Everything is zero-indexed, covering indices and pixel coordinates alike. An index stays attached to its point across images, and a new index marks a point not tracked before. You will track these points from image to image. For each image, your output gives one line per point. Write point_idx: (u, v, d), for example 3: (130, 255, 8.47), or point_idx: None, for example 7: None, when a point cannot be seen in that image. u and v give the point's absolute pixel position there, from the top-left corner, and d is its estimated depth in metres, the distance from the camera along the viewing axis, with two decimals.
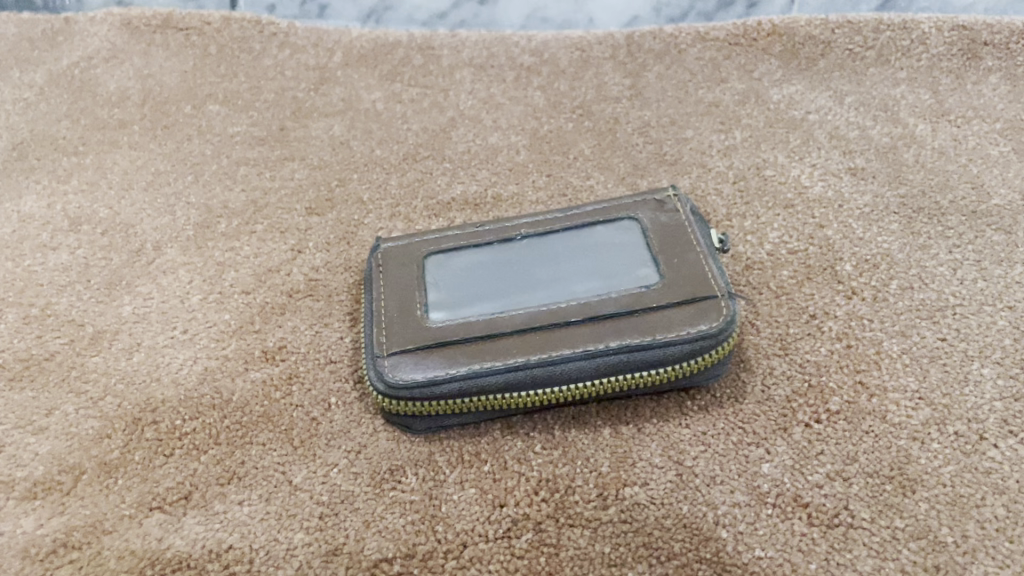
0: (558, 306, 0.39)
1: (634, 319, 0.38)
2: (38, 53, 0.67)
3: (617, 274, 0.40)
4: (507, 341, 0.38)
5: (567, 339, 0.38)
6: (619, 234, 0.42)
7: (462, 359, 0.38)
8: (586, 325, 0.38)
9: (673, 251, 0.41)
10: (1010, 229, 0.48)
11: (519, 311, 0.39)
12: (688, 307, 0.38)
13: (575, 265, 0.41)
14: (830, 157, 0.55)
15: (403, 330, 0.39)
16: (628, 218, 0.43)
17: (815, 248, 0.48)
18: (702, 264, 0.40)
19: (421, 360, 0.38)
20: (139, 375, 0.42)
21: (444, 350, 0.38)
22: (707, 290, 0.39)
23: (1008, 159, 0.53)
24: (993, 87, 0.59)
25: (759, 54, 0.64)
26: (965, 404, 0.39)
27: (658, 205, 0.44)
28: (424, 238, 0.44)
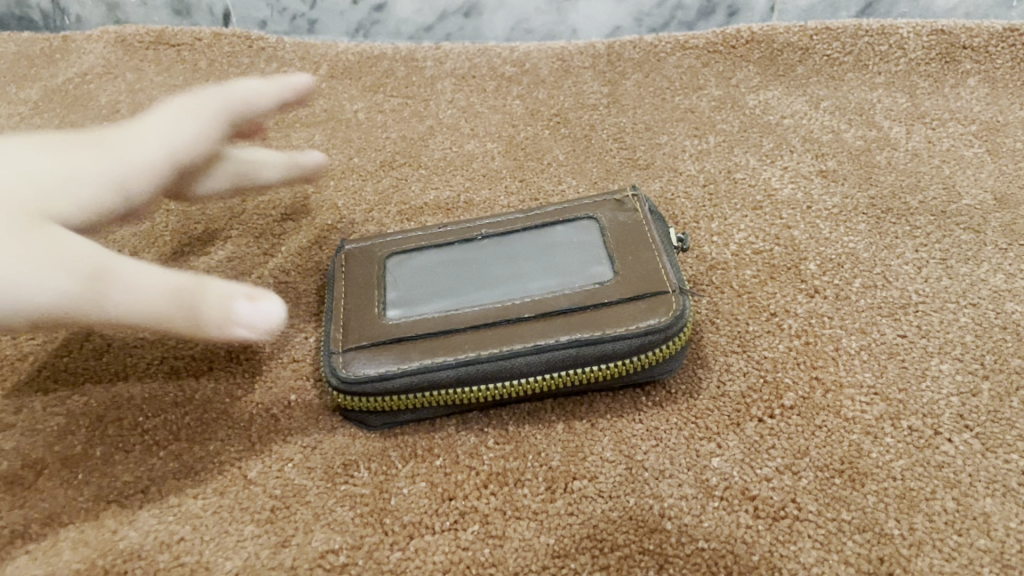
0: (511, 302, 0.40)
1: (586, 314, 0.39)
2: (36, 70, 0.70)
3: (572, 272, 0.40)
4: (459, 336, 0.39)
5: (518, 334, 0.38)
6: (575, 233, 0.43)
7: (414, 355, 0.38)
8: (538, 321, 0.39)
9: (629, 248, 0.41)
10: (979, 228, 0.48)
11: (472, 308, 0.40)
12: (638, 302, 0.39)
13: (532, 263, 0.42)
14: (802, 161, 0.55)
15: (358, 327, 0.40)
16: (587, 218, 0.43)
17: (781, 248, 0.48)
18: (656, 261, 0.40)
19: (375, 356, 0.39)
20: (106, 375, 0.43)
21: (398, 346, 0.39)
22: (659, 286, 0.39)
23: (982, 160, 0.53)
24: (971, 90, 0.59)
25: (738, 61, 0.65)
26: (921, 399, 0.39)
27: (616, 205, 0.44)
28: (386, 241, 0.45)
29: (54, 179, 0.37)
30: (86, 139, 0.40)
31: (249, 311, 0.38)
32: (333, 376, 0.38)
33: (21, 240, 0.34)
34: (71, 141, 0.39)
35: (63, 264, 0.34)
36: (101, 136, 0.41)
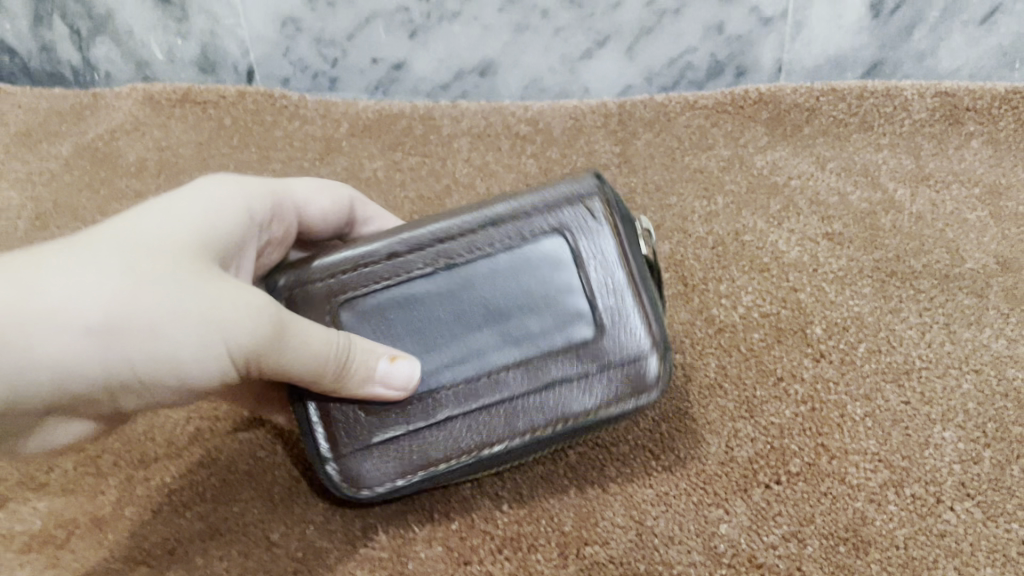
0: (497, 379, 0.38)
1: (575, 384, 0.38)
2: (66, 127, 0.73)
3: (551, 326, 0.39)
4: (453, 428, 0.38)
5: (514, 418, 0.38)
6: (541, 252, 0.39)
7: (415, 461, 0.38)
8: (530, 402, 0.38)
9: (607, 287, 0.39)
10: (981, 293, 0.50)
11: (459, 389, 0.38)
12: (628, 367, 0.38)
13: (507, 310, 0.39)
14: (809, 223, 0.56)
15: (346, 427, 0.39)
16: (554, 235, 0.39)
17: (787, 312, 0.49)
18: (636, 306, 0.39)
19: (377, 463, 0.39)
20: (136, 434, 0.45)
21: (397, 444, 0.38)
22: (643, 347, 0.38)
23: (985, 224, 0.55)
24: (974, 152, 0.61)
25: (746, 121, 0.67)
26: (924, 466, 0.40)
27: (582, 207, 0.40)
28: (325, 278, 0.39)
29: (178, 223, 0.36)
30: (200, 195, 0.40)
31: (386, 369, 0.37)
32: (332, 482, 0.38)
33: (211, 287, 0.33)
34: (199, 202, 0.39)
35: (252, 307, 0.34)
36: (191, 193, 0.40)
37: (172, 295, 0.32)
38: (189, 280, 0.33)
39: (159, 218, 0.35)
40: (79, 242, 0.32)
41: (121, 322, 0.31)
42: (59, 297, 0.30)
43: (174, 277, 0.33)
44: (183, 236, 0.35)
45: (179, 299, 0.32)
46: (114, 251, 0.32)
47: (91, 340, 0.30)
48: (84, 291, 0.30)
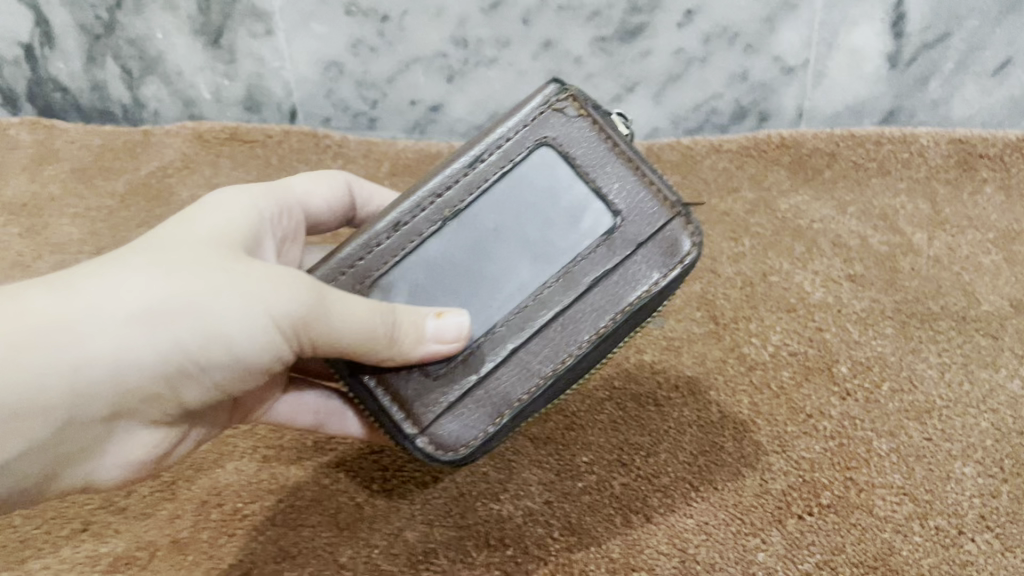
0: (546, 298, 0.40)
1: (618, 271, 0.40)
2: (120, 163, 0.77)
3: (577, 232, 0.41)
4: (519, 356, 0.40)
5: (573, 328, 0.40)
6: (540, 173, 0.41)
7: (498, 405, 0.40)
8: (586, 307, 0.40)
9: (609, 173, 0.42)
10: (997, 334, 0.53)
11: (513, 318, 0.40)
12: (663, 237, 0.41)
13: (534, 235, 0.41)
14: (832, 265, 0.60)
15: (418, 399, 0.40)
16: (543, 151, 0.42)
17: (814, 351, 0.52)
18: (644, 182, 0.41)
19: (462, 420, 0.40)
20: (207, 463, 0.49)
21: (468, 398, 0.40)
22: (662, 214, 0.41)
23: (1000, 268, 0.58)
24: (988, 198, 0.65)
25: (770, 164, 0.70)
26: (946, 500, 0.43)
27: (556, 117, 0.42)
28: (347, 265, 0.41)
29: (207, 227, 0.39)
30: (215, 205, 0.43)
31: (437, 325, 0.38)
32: (424, 453, 0.40)
33: (243, 269, 0.36)
34: (211, 208, 0.42)
35: (287, 278, 0.36)
36: (218, 203, 0.43)
37: (201, 275, 0.35)
38: (211, 260, 0.36)
39: (182, 222, 0.39)
40: (117, 254, 0.35)
41: (155, 304, 0.34)
42: (99, 298, 0.33)
43: (206, 265, 0.35)
44: (206, 232, 0.39)
45: (205, 276, 0.35)
46: (138, 253, 0.36)
47: (134, 327, 0.34)
48: (121, 289, 0.34)
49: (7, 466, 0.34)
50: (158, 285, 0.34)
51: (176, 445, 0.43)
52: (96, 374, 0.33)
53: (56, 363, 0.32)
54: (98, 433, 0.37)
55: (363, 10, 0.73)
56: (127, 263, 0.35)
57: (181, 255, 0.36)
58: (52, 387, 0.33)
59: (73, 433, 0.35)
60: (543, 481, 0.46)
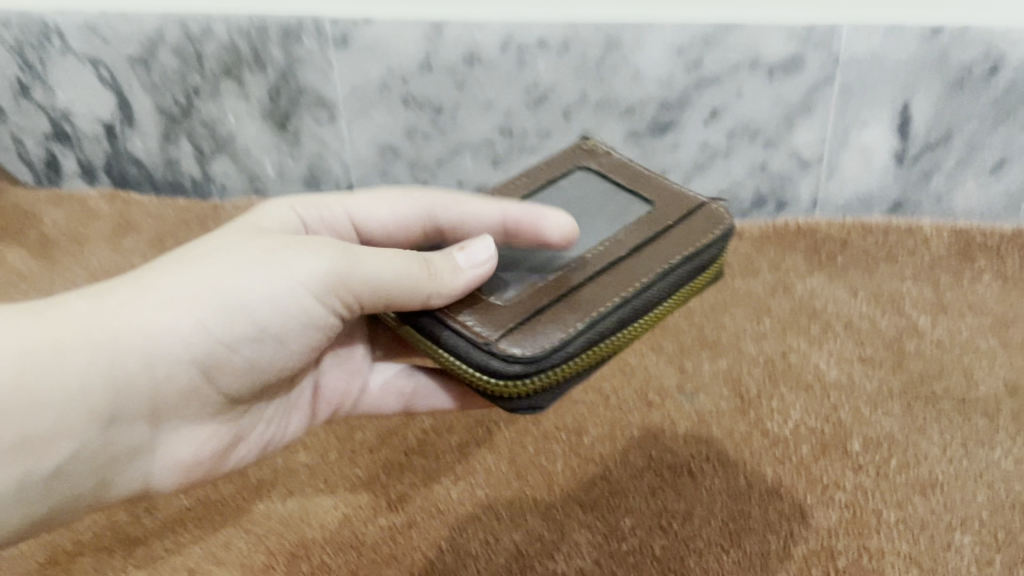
0: (602, 249, 0.48)
1: (665, 235, 0.49)
2: (194, 236, 0.85)
3: (618, 214, 0.51)
4: (589, 288, 0.46)
5: (635, 271, 0.47)
6: (579, 187, 0.55)
7: (572, 319, 0.44)
8: (642, 256, 0.48)
9: (640, 183, 0.54)
10: (993, 414, 0.59)
11: (573, 260, 0.48)
12: (699, 215, 0.50)
13: (578, 218, 0.51)
14: (845, 345, 0.67)
15: (490, 317, 0.44)
16: (579, 173, 0.56)
17: (830, 427, 0.59)
18: (670, 187, 0.53)
19: (537, 335, 0.43)
20: (294, 520, 0.55)
21: (541, 316, 0.44)
22: (692, 202, 0.52)
23: (996, 352, 0.65)
24: (986, 284, 0.71)
25: (787, 249, 0.78)
26: (947, 566, 0.49)
27: (587, 156, 0.57)
28: None
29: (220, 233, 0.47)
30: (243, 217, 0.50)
31: (467, 257, 0.45)
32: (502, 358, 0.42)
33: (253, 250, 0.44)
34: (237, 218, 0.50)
35: (294, 249, 0.44)
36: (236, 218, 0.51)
37: (219, 263, 0.42)
38: (226, 251, 0.43)
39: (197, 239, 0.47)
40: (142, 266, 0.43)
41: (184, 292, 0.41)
42: (134, 294, 0.41)
43: (221, 255, 0.43)
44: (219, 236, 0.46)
45: (233, 267, 0.42)
46: (161, 261, 0.43)
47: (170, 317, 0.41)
48: (151, 286, 0.41)
49: (68, 471, 0.39)
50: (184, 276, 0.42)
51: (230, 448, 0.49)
52: (137, 367, 0.40)
53: (104, 360, 0.39)
54: (143, 433, 0.43)
55: (418, 102, 0.82)
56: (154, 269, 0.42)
57: (198, 253, 0.43)
58: (103, 384, 0.39)
59: (120, 433, 0.41)
60: (594, 542, 0.52)
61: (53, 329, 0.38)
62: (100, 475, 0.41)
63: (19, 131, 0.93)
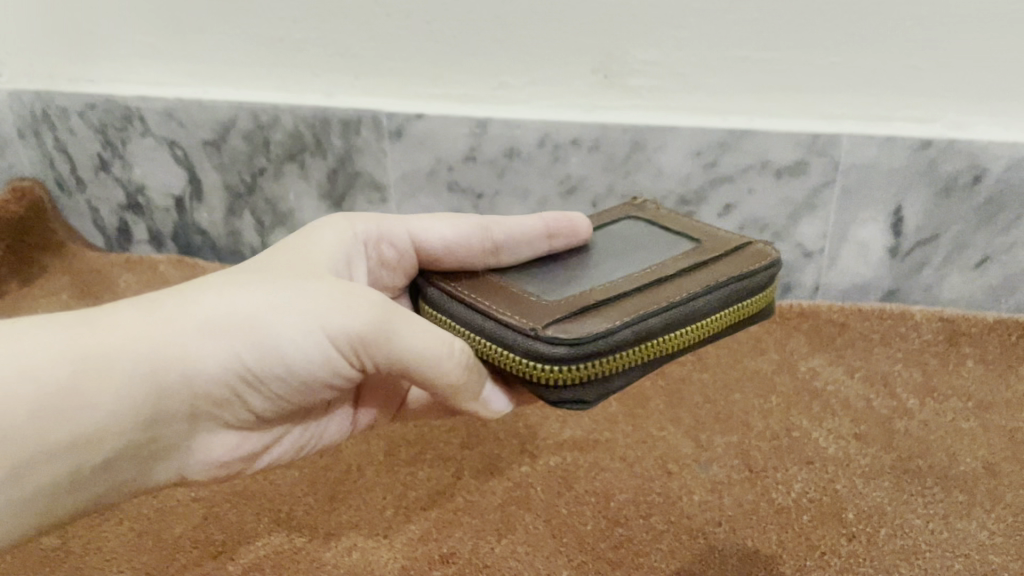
0: (649, 268, 0.55)
1: (709, 263, 0.56)
2: None
3: (663, 245, 0.59)
4: (638, 295, 0.51)
5: (681, 285, 0.53)
6: (627, 231, 0.63)
7: (623, 316, 0.49)
8: (687, 275, 0.54)
9: (683, 226, 0.62)
10: (971, 491, 0.67)
11: (619, 276, 0.54)
12: (744, 252, 0.57)
13: (628, 248, 0.59)
14: (842, 423, 0.75)
15: (539, 308, 0.50)
16: (628, 220, 0.65)
17: (828, 499, 0.67)
18: (717, 232, 0.61)
19: (587, 322, 0.48)
20: (358, 569, 0.63)
21: (592, 312, 0.49)
22: (738, 240, 0.59)
23: (976, 433, 0.73)
24: (969, 369, 0.80)
25: (791, 331, 0.87)
26: None
27: (637, 211, 0.66)
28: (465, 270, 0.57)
29: (280, 261, 0.51)
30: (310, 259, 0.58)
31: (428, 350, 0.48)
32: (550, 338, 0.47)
33: (292, 289, 0.47)
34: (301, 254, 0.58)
35: (332, 295, 0.47)
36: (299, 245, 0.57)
37: (256, 295, 0.46)
38: (272, 283, 0.47)
39: (262, 260, 0.51)
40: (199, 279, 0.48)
41: (220, 317, 0.45)
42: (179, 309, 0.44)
43: (267, 287, 0.47)
44: (278, 263, 0.51)
45: (273, 307, 0.46)
46: (216, 277, 0.48)
47: (205, 337, 0.44)
48: (195, 302, 0.45)
49: (104, 472, 0.44)
50: (225, 304, 0.45)
51: (262, 449, 0.55)
52: (170, 384, 0.44)
53: (142, 382, 0.43)
54: (175, 439, 0.47)
55: (462, 188, 0.92)
56: (204, 285, 0.46)
57: (244, 281, 0.47)
58: (142, 402, 0.43)
59: (156, 437, 0.45)
60: None
61: (105, 338, 0.42)
62: (137, 469, 0.46)
63: (95, 201, 1.04)
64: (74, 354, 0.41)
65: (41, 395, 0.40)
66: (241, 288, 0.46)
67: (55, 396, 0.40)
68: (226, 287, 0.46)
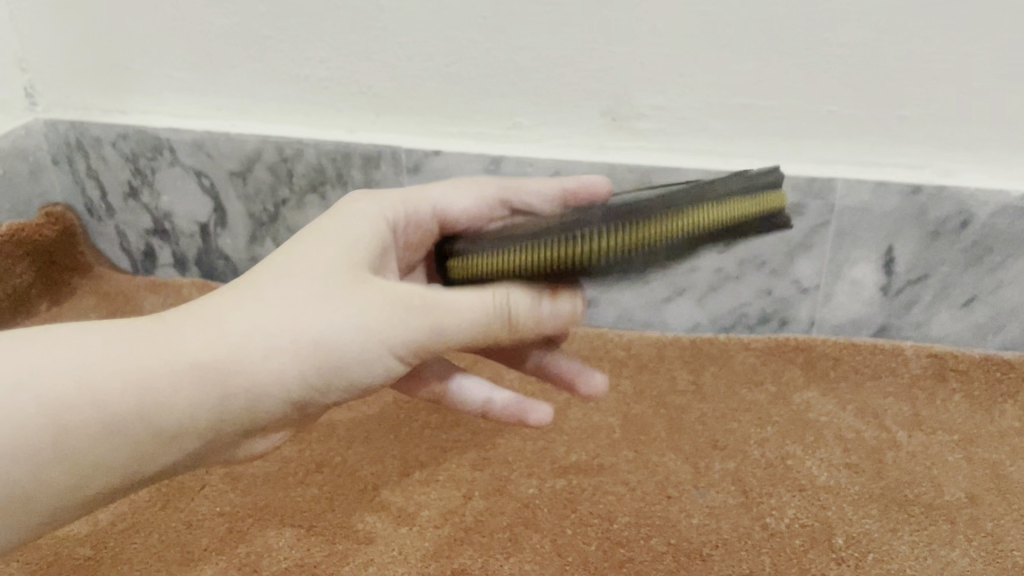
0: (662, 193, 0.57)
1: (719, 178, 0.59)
2: None
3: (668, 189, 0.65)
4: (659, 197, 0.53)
5: (699, 186, 0.55)
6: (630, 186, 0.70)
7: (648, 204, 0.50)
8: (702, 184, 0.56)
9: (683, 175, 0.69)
10: (954, 519, 0.71)
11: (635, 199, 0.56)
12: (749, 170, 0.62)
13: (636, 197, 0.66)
14: (834, 453, 0.79)
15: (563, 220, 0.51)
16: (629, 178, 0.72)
17: (819, 525, 0.71)
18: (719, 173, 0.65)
19: (616, 210, 0.50)
20: None
21: (616, 207, 0.51)
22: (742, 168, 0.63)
23: (961, 465, 0.77)
24: (955, 404, 0.84)
25: (787, 363, 0.91)
26: None
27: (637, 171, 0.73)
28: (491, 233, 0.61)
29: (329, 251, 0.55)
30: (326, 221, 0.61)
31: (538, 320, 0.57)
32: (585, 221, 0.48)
33: (347, 303, 0.52)
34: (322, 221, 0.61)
35: (387, 309, 0.53)
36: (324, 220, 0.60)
37: (313, 315, 0.51)
38: (328, 296, 0.52)
39: (314, 251, 0.55)
40: (259, 289, 0.53)
41: (283, 341, 0.51)
42: (247, 333, 0.50)
43: (322, 303, 0.52)
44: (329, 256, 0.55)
45: (331, 325, 0.51)
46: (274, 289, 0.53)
47: (268, 360, 0.51)
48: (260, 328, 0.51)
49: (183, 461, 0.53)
50: (286, 328, 0.51)
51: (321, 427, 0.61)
52: (241, 399, 0.51)
53: (216, 399, 0.50)
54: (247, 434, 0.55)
55: None
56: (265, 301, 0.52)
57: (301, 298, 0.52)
58: (215, 414, 0.51)
59: (214, 440, 0.53)
60: None
61: (184, 364, 0.49)
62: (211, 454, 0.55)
63: (123, 226, 1.09)
64: (160, 380, 0.49)
65: (127, 413, 0.48)
66: (298, 307, 0.51)
67: (139, 413, 0.48)
68: (286, 306, 0.52)
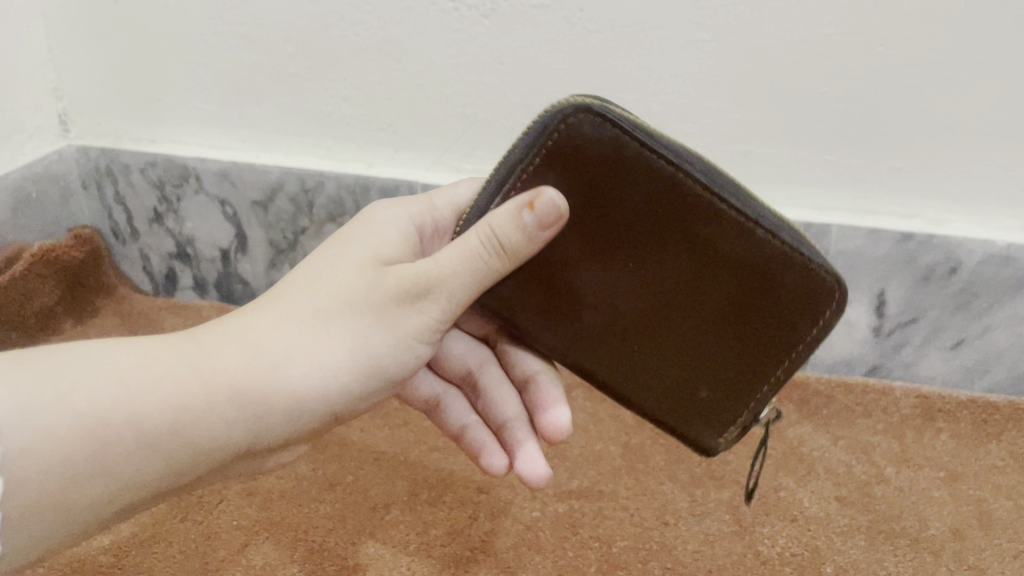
0: None
1: None
2: None
3: None
4: None
5: None
6: None
7: None
8: None
9: None
10: (938, 552, 0.75)
11: None
12: None
13: None
14: (825, 485, 0.83)
15: None
16: None
17: (809, 554, 0.74)
18: None
19: None
20: None
21: None
22: None
23: (946, 500, 0.81)
24: (942, 442, 0.88)
25: (782, 398, 0.95)
26: None
27: None
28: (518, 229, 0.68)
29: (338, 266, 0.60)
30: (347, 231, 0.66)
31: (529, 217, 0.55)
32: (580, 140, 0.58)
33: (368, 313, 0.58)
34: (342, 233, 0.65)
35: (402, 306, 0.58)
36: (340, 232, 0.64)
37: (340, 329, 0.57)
38: (349, 309, 0.57)
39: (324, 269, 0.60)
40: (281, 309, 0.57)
41: (315, 358, 0.56)
42: (280, 355, 0.55)
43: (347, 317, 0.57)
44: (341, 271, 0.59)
45: (356, 334, 0.57)
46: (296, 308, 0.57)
47: (300, 376, 0.56)
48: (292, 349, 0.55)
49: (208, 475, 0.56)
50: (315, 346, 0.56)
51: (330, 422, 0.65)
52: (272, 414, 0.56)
53: (251, 417, 0.55)
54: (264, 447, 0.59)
55: None
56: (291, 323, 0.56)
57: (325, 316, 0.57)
58: (248, 430, 0.55)
59: (239, 454, 0.57)
60: None
61: (227, 386, 0.53)
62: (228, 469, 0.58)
63: (146, 249, 1.14)
64: (206, 400, 0.52)
65: (174, 433, 0.51)
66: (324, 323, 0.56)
67: (185, 432, 0.52)
68: (314, 323, 0.56)
